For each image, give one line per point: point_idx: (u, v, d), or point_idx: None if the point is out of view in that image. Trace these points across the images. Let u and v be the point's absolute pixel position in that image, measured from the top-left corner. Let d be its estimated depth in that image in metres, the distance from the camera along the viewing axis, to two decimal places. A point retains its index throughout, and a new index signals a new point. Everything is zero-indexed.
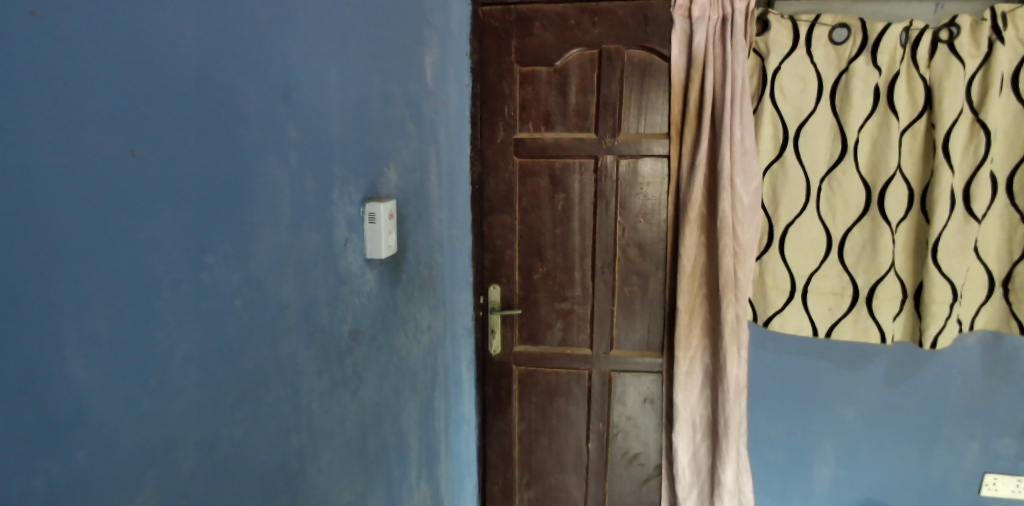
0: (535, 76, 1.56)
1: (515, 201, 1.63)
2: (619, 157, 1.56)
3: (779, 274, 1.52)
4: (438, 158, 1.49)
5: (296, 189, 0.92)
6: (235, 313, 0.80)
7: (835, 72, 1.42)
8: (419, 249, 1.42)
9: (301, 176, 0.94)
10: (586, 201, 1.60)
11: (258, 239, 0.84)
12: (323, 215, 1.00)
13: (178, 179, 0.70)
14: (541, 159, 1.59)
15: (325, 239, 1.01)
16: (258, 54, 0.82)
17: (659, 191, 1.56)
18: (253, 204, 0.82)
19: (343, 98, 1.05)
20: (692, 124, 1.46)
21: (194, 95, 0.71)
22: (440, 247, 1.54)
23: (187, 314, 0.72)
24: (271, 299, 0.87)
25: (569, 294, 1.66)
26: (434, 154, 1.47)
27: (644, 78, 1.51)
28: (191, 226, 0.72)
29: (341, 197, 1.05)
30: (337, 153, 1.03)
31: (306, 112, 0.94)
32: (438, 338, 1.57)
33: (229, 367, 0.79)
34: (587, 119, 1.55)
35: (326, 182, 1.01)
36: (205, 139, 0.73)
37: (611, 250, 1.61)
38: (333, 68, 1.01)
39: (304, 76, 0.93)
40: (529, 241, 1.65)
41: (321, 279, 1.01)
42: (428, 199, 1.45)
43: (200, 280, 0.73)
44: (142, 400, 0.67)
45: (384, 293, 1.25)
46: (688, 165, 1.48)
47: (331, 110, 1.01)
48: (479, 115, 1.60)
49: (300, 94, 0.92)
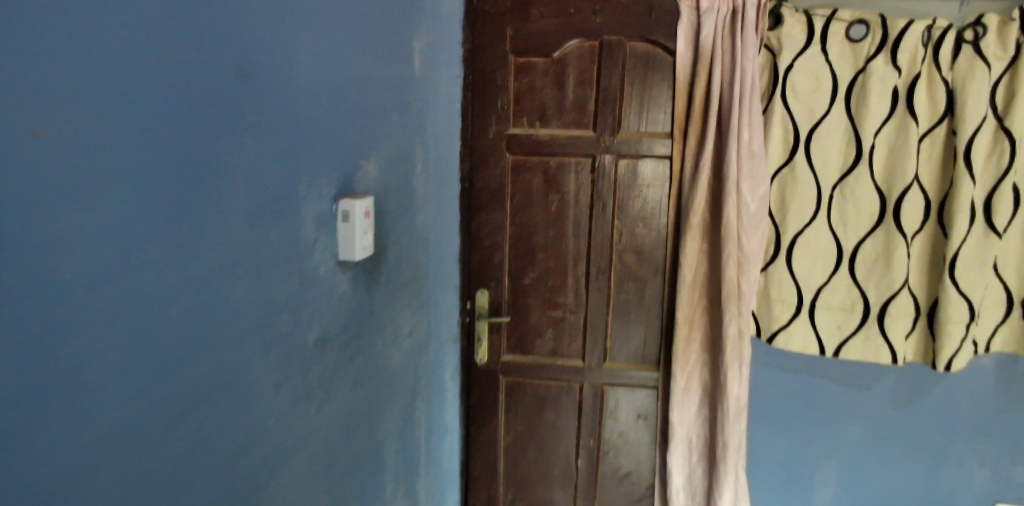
0: (532, 67, 1.46)
1: (505, 201, 1.53)
2: (618, 158, 1.46)
3: (785, 286, 1.42)
4: (426, 151, 1.38)
5: (263, 178, 0.81)
6: (187, 320, 0.69)
7: (851, 72, 1.33)
8: (400, 252, 1.32)
9: (271, 164, 0.83)
10: (582, 202, 1.49)
11: (218, 234, 0.73)
12: (292, 208, 0.89)
13: (122, 161, 0.58)
14: (535, 156, 1.49)
15: (293, 235, 0.90)
16: (223, 24, 0.71)
17: (660, 195, 1.47)
18: (213, 193, 0.71)
19: (320, 78, 0.94)
20: (697, 124, 1.36)
21: (147, 60, 0.60)
22: (426, 246, 1.43)
23: (127, 322, 0.61)
24: (231, 304, 0.77)
25: (561, 300, 1.56)
26: (423, 146, 1.36)
27: (647, 72, 1.41)
28: (142, 217, 0.60)
29: (312, 189, 0.94)
30: (310, 140, 0.92)
31: (277, 89, 0.83)
32: (420, 343, 1.47)
33: (179, 383, 0.68)
34: (585, 113, 1.45)
35: (296, 171, 0.90)
36: (158, 115, 0.62)
37: (607, 256, 1.51)
38: (311, 43, 0.90)
39: (277, 49, 0.82)
40: (519, 244, 1.55)
41: (286, 281, 0.89)
42: (415, 195, 1.35)
43: (147, 283, 0.62)
44: (66, 423, 0.55)
45: (359, 296, 1.14)
46: (692, 167, 1.38)
47: (306, 91, 0.90)
48: (472, 108, 1.50)
49: (270, 69, 0.81)
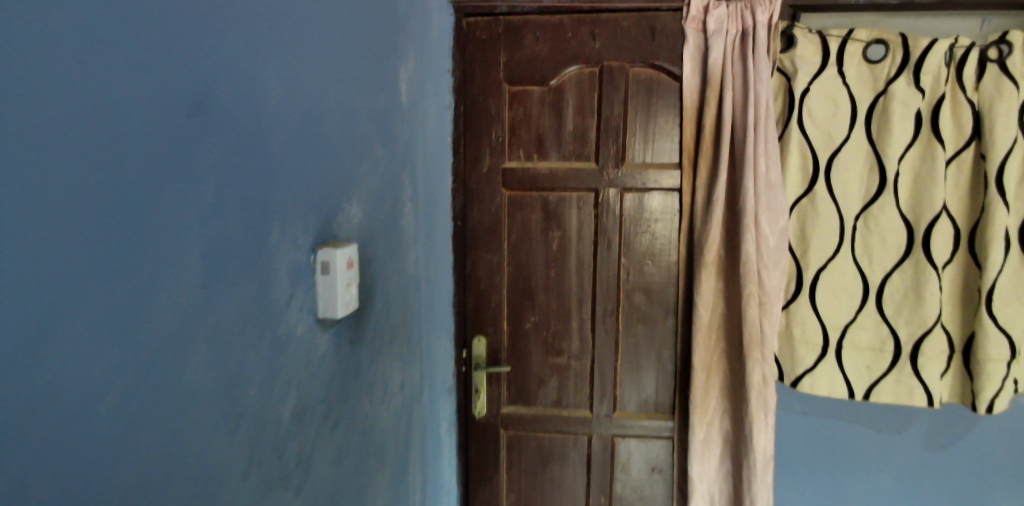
0: (527, 96, 1.35)
1: (502, 240, 1.41)
2: (622, 191, 1.35)
3: (809, 325, 1.30)
4: (415, 188, 1.26)
5: (228, 232, 0.68)
6: (120, 415, 0.55)
7: (871, 95, 1.24)
8: (387, 301, 1.19)
9: (237, 215, 0.70)
10: (585, 239, 1.38)
11: (168, 304, 0.60)
12: (262, 264, 0.76)
13: (21, 228, 0.46)
14: (532, 191, 1.38)
15: (264, 295, 0.77)
16: (187, 59, 0.61)
17: (670, 230, 1.36)
18: (161, 255, 0.58)
19: (294, 112, 0.82)
20: (708, 153, 1.27)
21: (76, 105, 0.50)
22: (416, 291, 1.31)
23: (30, 424, 0.48)
24: (188, 386, 0.63)
25: (564, 346, 1.43)
26: (411, 183, 1.25)
27: (651, 100, 1.32)
28: (48, 298, 0.48)
29: (286, 240, 0.82)
30: (283, 183, 0.80)
31: (246, 126, 0.71)
32: (412, 399, 1.33)
33: (107, 495, 0.54)
34: (585, 145, 1.35)
35: (267, 220, 0.77)
36: (87, 170, 0.51)
37: (614, 297, 1.39)
38: (283, 73, 0.79)
39: (244, 79, 0.70)
40: (518, 286, 1.43)
41: (257, 351, 0.76)
42: (403, 237, 1.23)
43: (56, 376, 0.49)
44: None
45: (342, 355, 1.00)
46: (704, 201, 1.27)
47: (278, 128, 0.78)
48: (462, 141, 1.39)
49: (236, 102, 0.69)
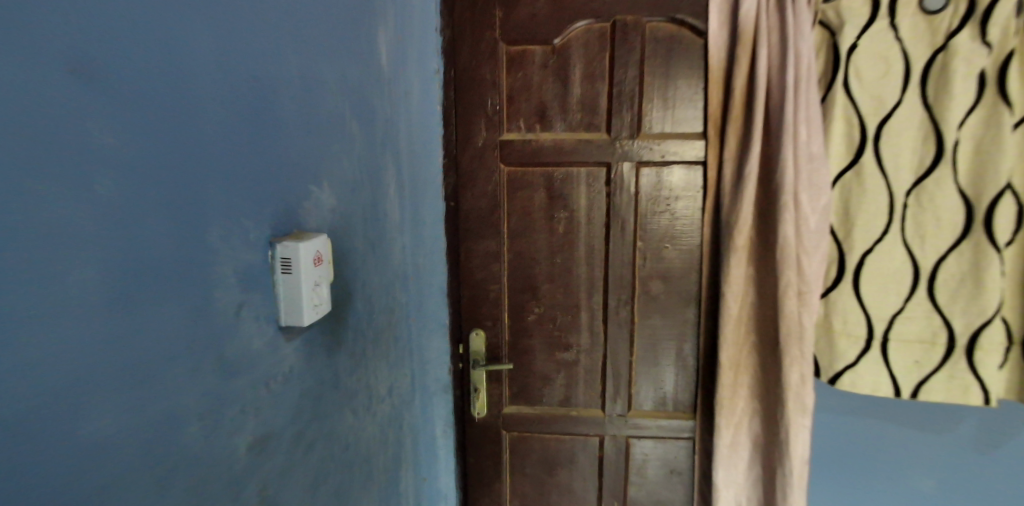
0: (526, 57, 1.16)
1: (501, 223, 1.23)
2: (637, 165, 1.17)
3: (851, 316, 1.15)
4: (399, 166, 1.11)
5: (131, 230, 0.53)
6: None
7: (928, 52, 1.06)
8: (367, 297, 1.03)
9: (147, 207, 0.54)
10: (595, 221, 1.20)
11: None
12: (201, 268, 0.61)
13: None
14: (534, 166, 1.19)
15: (205, 307, 0.61)
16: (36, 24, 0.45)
17: (694, 209, 1.18)
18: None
19: (239, 75, 0.65)
20: (738, 121, 1.09)
21: None
22: (403, 282, 1.17)
23: None
24: (61, 436, 0.48)
25: (573, 341, 1.27)
26: (395, 159, 1.09)
27: (673, 59, 1.13)
28: None
29: (234, 235, 0.65)
30: (224, 164, 0.63)
31: (152, 94, 0.54)
32: (401, 403, 1.18)
33: None
34: (596, 113, 1.16)
35: (205, 213, 0.61)
36: None
37: (629, 286, 1.23)
38: (218, 26, 0.62)
39: (144, 36, 0.54)
40: (518, 274, 1.25)
41: (195, 377, 0.60)
42: (387, 220, 1.08)
43: None
44: None
45: (314, 366, 0.84)
46: (732, 176, 1.11)
47: (214, 95, 0.62)
48: (455, 110, 1.20)
49: (135, 64, 0.53)
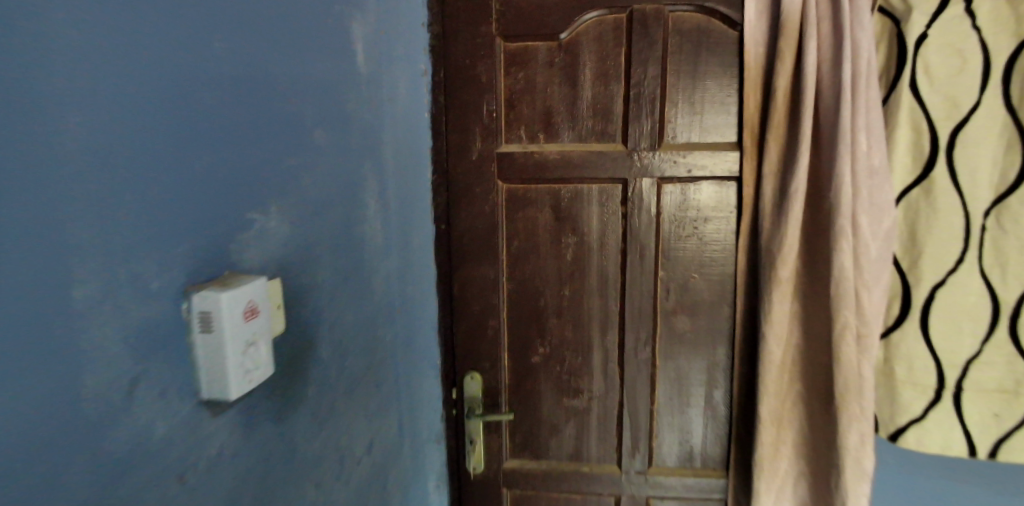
0: (529, 56, 0.98)
1: (500, 249, 1.04)
2: (659, 181, 0.99)
3: (918, 360, 0.95)
4: (382, 186, 0.95)
5: None
6: None
7: (1013, 41, 0.84)
8: (340, 344, 0.86)
9: None
10: (610, 246, 1.02)
11: None
12: (30, 345, 0.44)
13: None
14: (538, 183, 1.01)
15: (21, 399, 0.44)
16: None
17: (728, 234, 1.00)
18: None
19: (107, 80, 0.49)
20: (781, 129, 0.91)
21: None
22: (387, 319, 0.99)
23: None
24: None
25: (583, 385, 1.08)
26: (376, 178, 0.93)
27: (703, 56, 0.95)
28: None
29: (101, 289, 0.49)
30: (81, 198, 0.47)
31: None
32: (384, 461, 1.00)
33: None
34: (610, 121, 0.98)
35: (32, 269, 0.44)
36: None
37: (649, 322, 1.04)
38: (71, 14, 0.46)
39: None
40: (521, 308, 1.06)
41: (3, 496, 0.43)
42: (365, 249, 0.92)
43: None
44: None
45: (255, 437, 0.67)
46: (773, 195, 0.92)
47: (57, 105, 0.45)
48: (447, 118, 1.02)
49: None
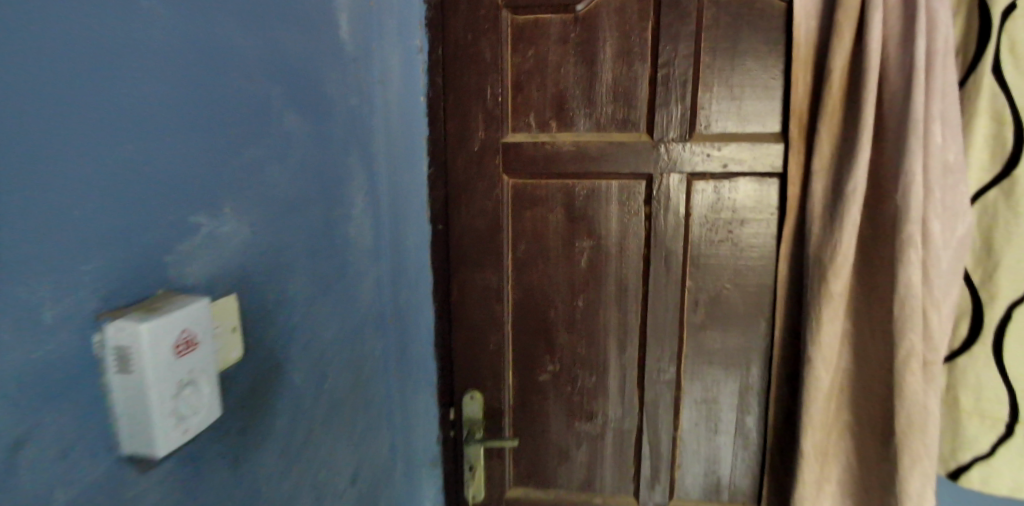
0: (539, 31, 0.85)
1: (504, 253, 0.91)
2: (690, 177, 0.85)
3: (989, 388, 0.82)
4: (370, 179, 0.83)
5: None
6: None
7: None
8: (318, 367, 0.74)
9: None
10: (630, 251, 0.89)
11: None
12: None
13: None
14: (548, 178, 0.88)
15: None
16: None
17: (767, 238, 0.86)
18: None
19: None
20: (836, 117, 0.77)
21: None
22: (375, 332, 0.86)
23: None
24: None
25: (597, 407, 0.95)
26: (363, 170, 0.81)
27: (743, 32, 0.81)
28: None
29: None
30: None
31: None
32: (371, 493, 0.87)
33: None
34: (634, 106, 0.85)
35: None
36: None
37: (674, 337, 0.91)
38: None
39: None
40: (527, 319, 0.93)
41: None
42: (351, 254, 0.80)
43: None
44: None
45: (202, 489, 0.54)
46: (824, 195, 0.79)
47: None
48: (444, 103, 0.89)
49: None
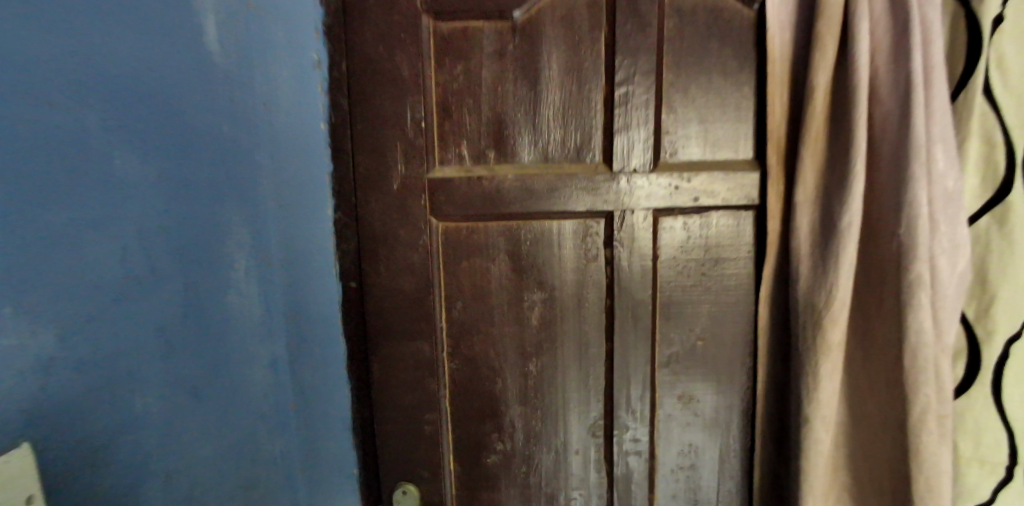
0: (470, 41, 0.69)
1: (437, 314, 0.74)
2: (655, 213, 0.72)
3: (991, 436, 0.73)
4: (249, 232, 0.66)
5: None
6: None
7: None
8: (213, 452, 0.66)
9: None
10: (590, 304, 0.74)
11: None
12: None
13: None
14: (487, 221, 0.72)
15: None
16: None
17: (745, 281, 0.74)
18: None
19: None
20: (819, 142, 0.67)
21: None
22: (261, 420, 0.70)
23: None
24: None
25: (558, 491, 0.79)
26: (240, 223, 0.66)
27: (711, 43, 0.69)
28: None
29: None
30: None
31: None
32: None
33: None
34: (587, 132, 0.70)
35: None
36: None
37: (645, 403, 0.76)
38: None
39: None
40: (469, 392, 0.76)
41: None
42: (239, 325, 0.67)
43: None
44: None
45: None
46: (811, 232, 0.68)
47: None
48: (351, 131, 0.70)
49: None
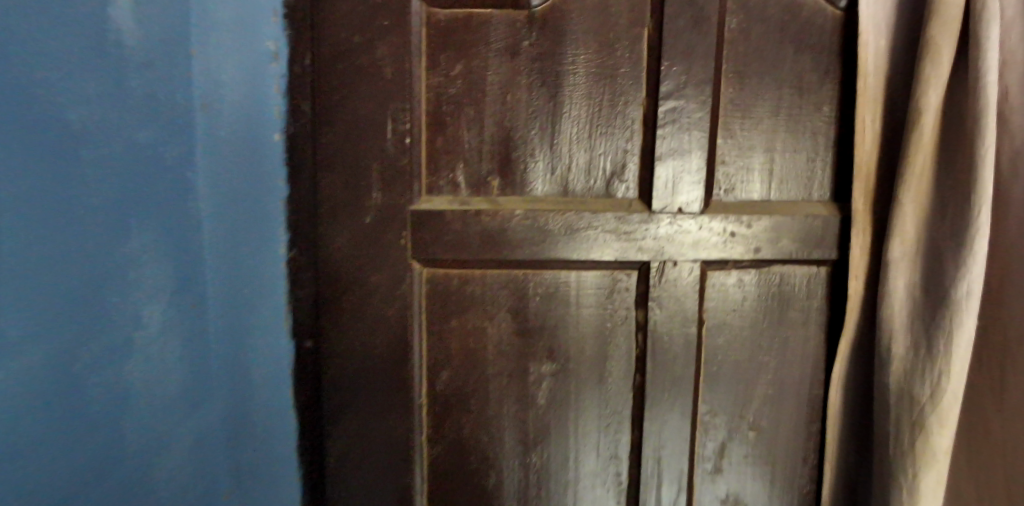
0: (473, 36, 0.53)
1: (417, 386, 0.57)
2: (704, 267, 0.56)
3: None
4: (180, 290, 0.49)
5: None
6: None
7: None
8: None
9: None
10: (613, 378, 0.57)
11: None
12: None
13: None
14: (486, 267, 0.56)
15: None
16: None
17: (814, 356, 0.58)
18: None
19: None
20: (923, 183, 0.51)
21: None
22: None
23: None
24: None
25: None
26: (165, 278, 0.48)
27: (784, 51, 0.54)
28: None
29: None
30: None
31: None
32: None
33: None
34: (620, 157, 0.55)
35: None
36: None
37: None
38: None
39: None
40: (453, 485, 0.59)
41: None
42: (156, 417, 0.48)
43: None
44: None
45: None
46: (908, 300, 0.52)
47: None
48: (313, 145, 0.54)
49: None
